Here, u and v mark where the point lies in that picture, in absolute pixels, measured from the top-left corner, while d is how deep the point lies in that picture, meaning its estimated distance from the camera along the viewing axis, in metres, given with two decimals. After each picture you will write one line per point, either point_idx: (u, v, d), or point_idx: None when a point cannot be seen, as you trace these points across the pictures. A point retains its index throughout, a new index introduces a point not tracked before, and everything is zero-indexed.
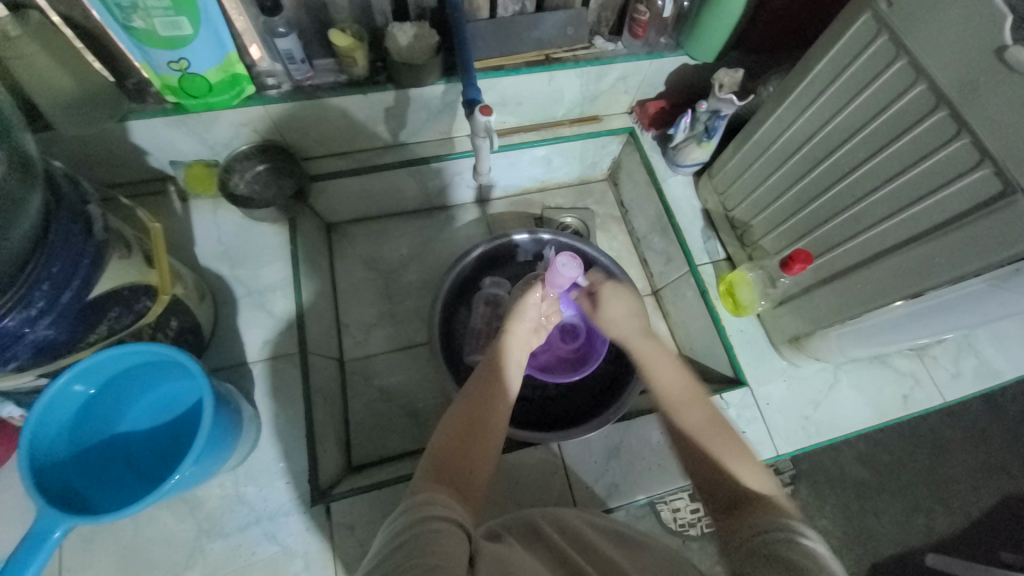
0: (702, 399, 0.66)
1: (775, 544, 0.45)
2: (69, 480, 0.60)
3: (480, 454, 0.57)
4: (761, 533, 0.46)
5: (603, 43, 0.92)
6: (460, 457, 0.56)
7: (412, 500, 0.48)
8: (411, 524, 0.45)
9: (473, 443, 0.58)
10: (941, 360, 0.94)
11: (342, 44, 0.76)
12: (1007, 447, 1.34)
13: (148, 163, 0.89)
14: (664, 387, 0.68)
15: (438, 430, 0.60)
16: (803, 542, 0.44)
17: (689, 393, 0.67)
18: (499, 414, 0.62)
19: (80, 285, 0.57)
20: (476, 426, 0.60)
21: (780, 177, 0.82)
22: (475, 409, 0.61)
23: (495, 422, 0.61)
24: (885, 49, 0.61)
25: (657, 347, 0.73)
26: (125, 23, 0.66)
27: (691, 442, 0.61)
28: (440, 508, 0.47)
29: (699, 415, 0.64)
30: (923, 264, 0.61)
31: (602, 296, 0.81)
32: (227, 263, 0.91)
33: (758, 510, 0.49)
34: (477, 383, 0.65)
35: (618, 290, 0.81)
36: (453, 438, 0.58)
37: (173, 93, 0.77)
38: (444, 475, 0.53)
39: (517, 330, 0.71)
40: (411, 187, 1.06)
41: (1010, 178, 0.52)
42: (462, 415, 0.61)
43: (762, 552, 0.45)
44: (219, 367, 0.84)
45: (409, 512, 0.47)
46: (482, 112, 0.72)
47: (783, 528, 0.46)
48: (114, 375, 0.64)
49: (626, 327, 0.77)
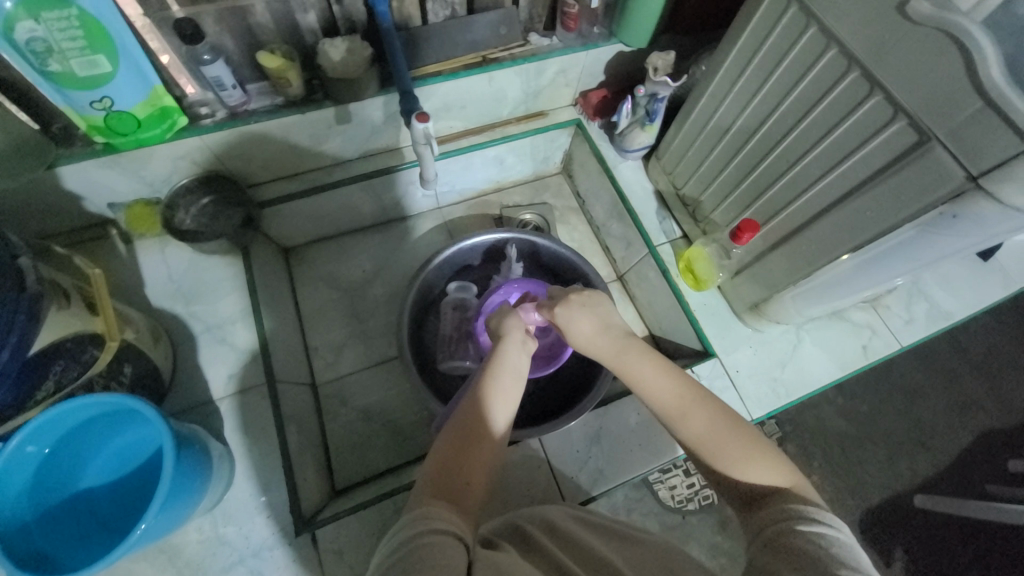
0: (701, 400, 0.58)
1: (787, 536, 0.46)
2: (36, 545, 0.58)
3: (478, 462, 0.55)
4: (778, 523, 0.48)
5: (537, 39, 0.93)
6: (455, 471, 0.53)
7: (409, 515, 0.48)
8: (407, 540, 0.45)
9: (469, 454, 0.55)
10: (895, 308, 0.98)
11: (272, 66, 0.75)
12: (973, 383, 1.40)
13: (85, 209, 0.86)
14: (667, 404, 0.59)
15: (432, 450, 0.57)
16: (822, 536, 0.45)
17: (684, 394, 0.59)
18: (498, 418, 0.58)
19: (18, 342, 0.54)
20: (471, 438, 0.56)
21: (721, 151, 0.84)
22: (469, 417, 0.58)
23: (492, 428, 0.58)
24: (796, 17, 0.64)
25: (637, 355, 0.61)
26: (41, 68, 0.64)
27: (711, 454, 0.56)
28: (436, 522, 0.47)
29: (704, 422, 0.57)
30: (858, 219, 0.64)
31: (558, 318, 0.65)
32: (182, 300, 0.88)
33: (777, 502, 0.50)
34: (474, 389, 0.61)
35: (587, 297, 0.66)
36: (450, 449, 0.55)
37: (101, 133, 0.75)
38: (440, 488, 0.52)
39: (513, 330, 0.65)
40: (365, 202, 1.05)
41: (923, 128, 0.55)
42: (456, 425, 0.57)
43: (780, 539, 0.46)
44: (183, 408, 0.81)
45: (405, 528, 0.47)
46: (418, 120, 0.72)
47: (800, 519, 0.47)
48: (69, 430, 0.62)
49: (598, 340, 0.63)
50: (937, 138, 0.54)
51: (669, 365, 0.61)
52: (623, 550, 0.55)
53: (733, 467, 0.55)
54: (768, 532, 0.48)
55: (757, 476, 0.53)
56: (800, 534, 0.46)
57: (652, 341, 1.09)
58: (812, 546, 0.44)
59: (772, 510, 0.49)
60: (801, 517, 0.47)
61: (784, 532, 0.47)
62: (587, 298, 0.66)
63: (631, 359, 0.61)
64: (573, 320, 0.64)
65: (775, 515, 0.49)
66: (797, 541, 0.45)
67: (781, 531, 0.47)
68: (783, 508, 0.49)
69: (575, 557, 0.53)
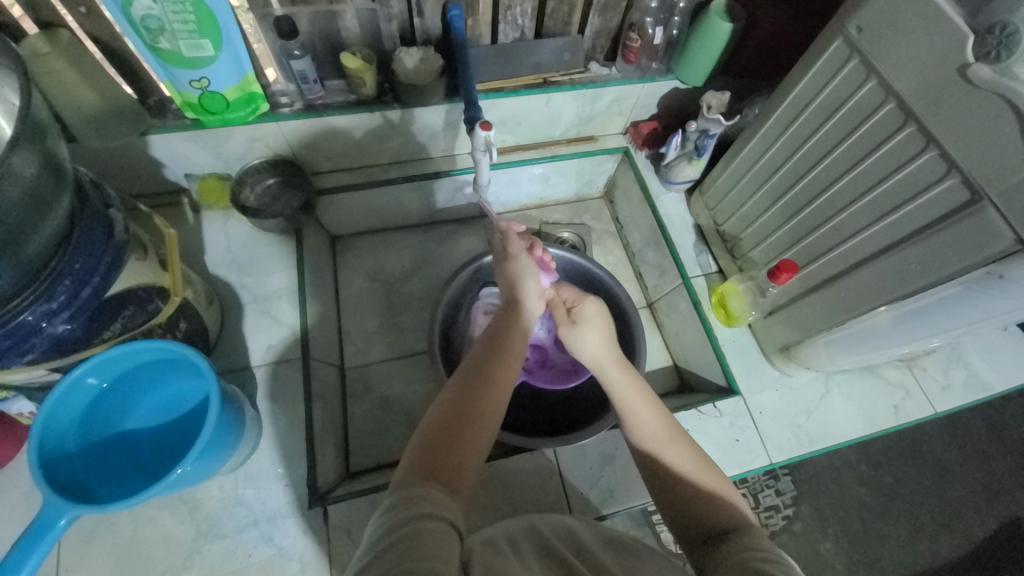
0: (675, 432, 0.61)
1: (755, 560, 0.46)
2: (74, 473, 0.62)
3: (469, 446, 0.55)
4: (743, 553, 0.48)
5: (597, 67, 0.98)
6: (445, 454, 0.53)
7: (396, 498, 0.47)
8: (399, 524, 0.44)
9: (459, 439, 0.54)
10: (931, 372, 0.96)
11: (352, 66, 0.82)
12: (1009, 469, 1.33)
13: (164, 176, 0.94)
14: (644, 431, 0.62)
15: (420, 429, 0.57)
16: (784, 565, 0.46)
17: (660, 425, 0.62)
18: (492, 402, 0.59)
19: (98, 284, 0.60)
20: (463, 423, 0.56)
21: (766, 192, 0.85)
22: (461, 400, 0.58)
23: (485, 412, 0.58)
24: (856, 71, 0.66)
25: (625, 374, 0.65)
26: (152, 44, 0.72)
27: (680, 484, 0.57)
28: (430, 507, 0.46)
29: (678, 453, 0.59)
30: (901, 270, 0.65)
31: (584, 313, 0.70)
32: (235, 270, 0.94)
33: (739, 537, 0.51)
34: (468, 373, 0.61)
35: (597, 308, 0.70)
36: (439, 432, 0.55)
37: (193, 109, 0.82)
38: (428, 471, 0.51)
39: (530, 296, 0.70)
40: (414, 202, 1.10)
41: (976, 188, 0.55)
42: (448, 408, 0.57)
43: (745, 563, 0.46)
44: (223, 370, 0.86)
45: (396, 510, 0.45)
46: (481, 128, 0.76)
47: (762, 552, 0.47)
48: (126, 371, 0.66)
49: (601, 344, 0.68)
50: (989, 199, 0.54)
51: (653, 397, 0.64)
52: (613, 549, 0.55)
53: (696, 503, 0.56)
54: (729, 560, 0.48)
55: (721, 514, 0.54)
56: (771, 561, 0.46)
57: (675, 372, 1.09)
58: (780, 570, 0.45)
59: (734, 543, 0.50)
60: (764, 550, 0.48)
61: (749, 557, 0.47)
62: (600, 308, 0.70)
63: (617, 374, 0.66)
64: (590, 321, 0.70)
65: (739, 546, 0.49)
66: (765, 567, 0.45)
67: (742, 559, 0.47)
68: (745, 543, 0.49)
69: (573, 551, 0.53)
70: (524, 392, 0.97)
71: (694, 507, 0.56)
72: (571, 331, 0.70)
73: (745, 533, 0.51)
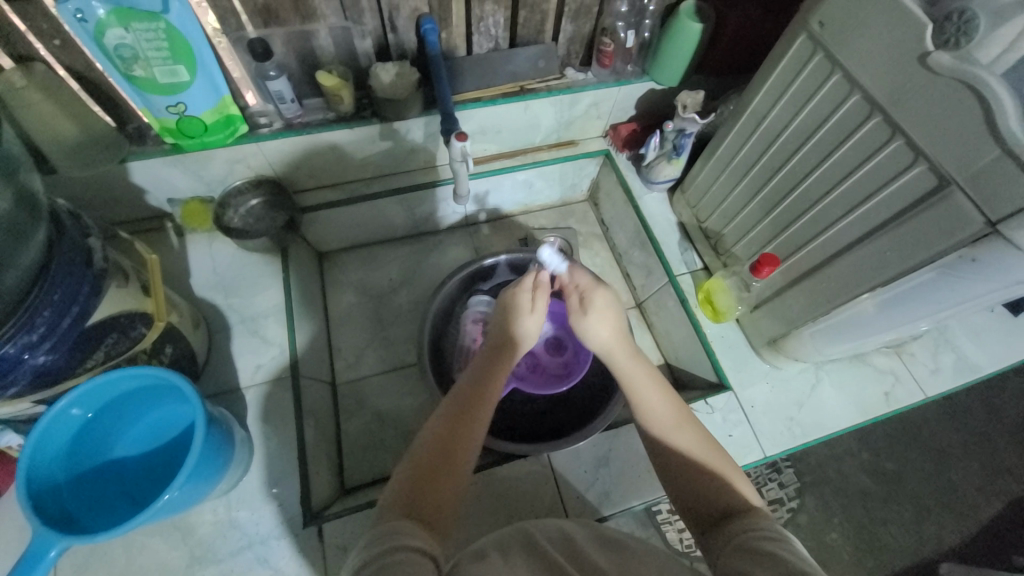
0: (685, 418, 0.62)
1: (762, 542, 0.47)
2: (63, 505, 0.61)
3: (451, 485, 0.54)
4: (745, 537, 0.48)
5: (573, 73, 0.99)
6: (425, 491, 0.53)
7: (378, 532, 0.47)
8: (377, 556, 0.44)
9: (439, 479, 0.54)
10: (920, 356, 0.97)
11: (328, 84, 0.83)
12: (1009, 449, 1.33)
13: (148, 202, 0.94)
14: (654, 417, 0.62)
15: (404, 466, 0.57)
16: (791, 546, 0.46)
17: (668, 412, 0.62)
18: (470, 438, 0.58)
19: (78, 312, 0.60)
20: (445, 462, 0.56)
21: (745, 187, 0.86)
22: (444, 442, 0.57)
23: (464, 450, 0.57)
24: (822, 64, 0.67)
25: (634, 361, 0.65)
26: (126, 73, 0.72)
27: (690, 470, 0.58)
28: (406, 538, 0.46)
29: (688, 439, 0.60)
30: (878, 258, 0.66)
31: (596, 303, 0.66)
32: (222, 292, 0.94)
33: (748, 523, 0.50)
34: (447, 413, 0.60)
35: (603, 301, 0.66)
36: (423, 472, 0.55)
37: (171, 134, 0.83)
38: (411, 507, 0.51)
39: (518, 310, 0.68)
40: (398, 215, 1.10)
41: (943, 174, 0.56)
42: (430, 447, 0.57)
43: (749, 546, 0.47)
44: (212, 393, 0.85)
45: (373, 545, 0.45)
46: (458, 139, 0.76)
47: (769, 533, 0.48)
48: (112, 399, 0.66)
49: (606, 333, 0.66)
50: (957, 183, 0.55)
51: (660, 382, 0.64)
52: (605, 548, 0.55)
53: (704, 484, 0.57)
54: (736, 544, 0.48)
55: (730, 497, 0.55)
56: (774, 541, 0.46)
57: (667, 370, 1.09)
58: (781, 551, 0.45)
59: (738, 524, 0.50)
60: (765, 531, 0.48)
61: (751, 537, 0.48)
62: (604, 301, 0.66)
63: (622, 358, 0.65)
64: (591, 315, 0.66)
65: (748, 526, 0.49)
66: (769, 548, 0.45)
67: (747, 541, 0.47)
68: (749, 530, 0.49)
69: (563, 552, 0.53)
70: (516, 397, 0.97)
71: (699, 490, 0.56)
72: (581, 321, 0.67)
73: (753, 518, 0.50)
